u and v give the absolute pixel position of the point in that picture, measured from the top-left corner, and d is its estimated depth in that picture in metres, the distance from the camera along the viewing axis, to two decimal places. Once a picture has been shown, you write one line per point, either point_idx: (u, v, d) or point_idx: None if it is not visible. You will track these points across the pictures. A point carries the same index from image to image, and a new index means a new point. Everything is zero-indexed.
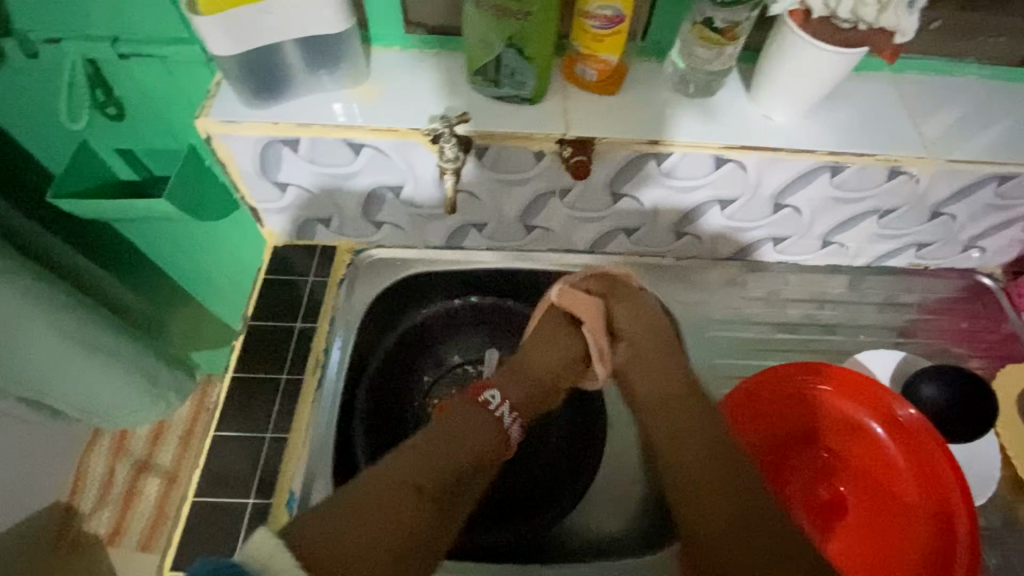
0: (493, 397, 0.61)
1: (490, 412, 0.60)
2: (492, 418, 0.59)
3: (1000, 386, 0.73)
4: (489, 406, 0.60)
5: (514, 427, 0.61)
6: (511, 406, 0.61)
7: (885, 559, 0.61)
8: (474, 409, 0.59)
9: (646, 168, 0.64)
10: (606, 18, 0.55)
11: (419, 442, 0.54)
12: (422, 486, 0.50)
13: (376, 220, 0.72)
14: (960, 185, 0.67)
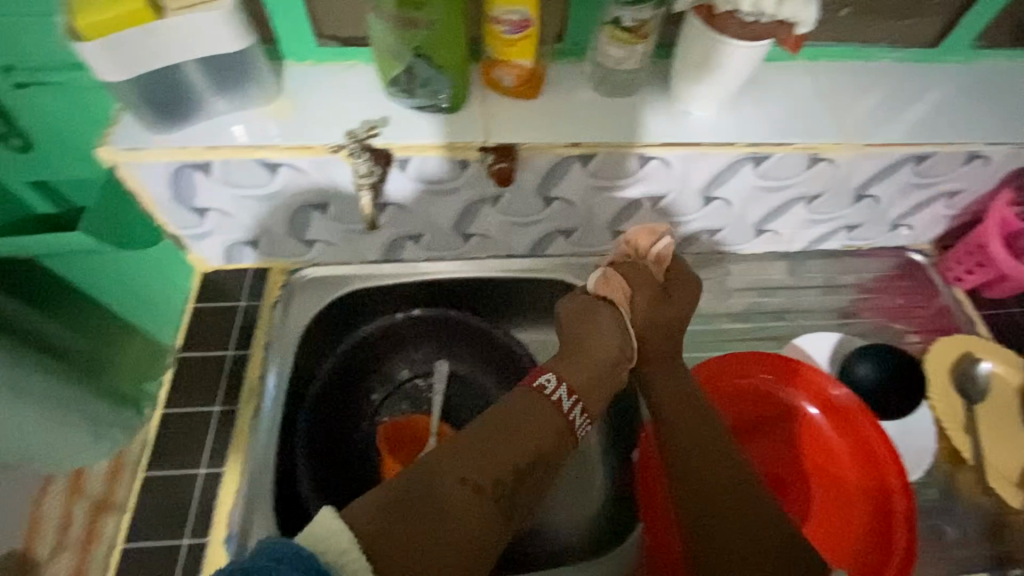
0: (547, 381, 0.55)
1: (546, 398, 0.53)
2: (548, 404, 0.53)
3: (932, 362, 0.72)
4: (543, 390, 0.54)
5: (575, 414, 0.54)
6: (569, 389, 0.55)
7: (826, 536, 0.63)
8: (532, 395, 0.53)
9: (572, 170, 0.63)
10: (513, 23, 0.54)
11: (474, 426, 0.50)
12: (482, 482, 0.46)
13: (307, 239, 0.70)
14: (878, 168, 0.68)
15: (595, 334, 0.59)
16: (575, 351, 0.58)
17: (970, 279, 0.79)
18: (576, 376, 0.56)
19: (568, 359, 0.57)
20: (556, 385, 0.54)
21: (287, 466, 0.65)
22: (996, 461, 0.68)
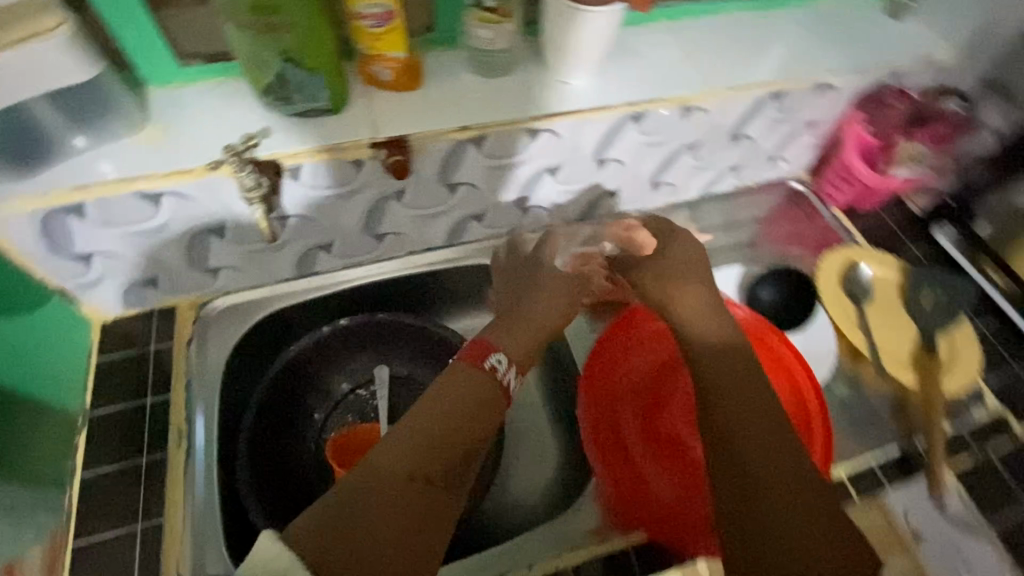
0: (496, 363, 0.59)
1: (491, 379, 0.57)
2: (492, 386, 0.57)
3: (823, 275, 0.81)
4: (492, 373, 0.58)
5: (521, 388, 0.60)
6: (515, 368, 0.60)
7: None
8: (474, 372, 0.57)
9: (468, 155, 0.64)
10: (376, 16, 0.54)
11: (423, 413, 0.53)
12: (430, 475, 0.49)
13: (210, 267, 0.67)
14: (745, 109, 0.74)
15: (538, 307, 0.67)
16: (524, 324, 0.65)
17: (842, 199, 0.88)
18: (521, 351, 0.63)
19: (519, 341, 0.63)
20: (504, 366, 0.59)
21: (233, 502, 0.64)
22: (897, 352, 0.76)
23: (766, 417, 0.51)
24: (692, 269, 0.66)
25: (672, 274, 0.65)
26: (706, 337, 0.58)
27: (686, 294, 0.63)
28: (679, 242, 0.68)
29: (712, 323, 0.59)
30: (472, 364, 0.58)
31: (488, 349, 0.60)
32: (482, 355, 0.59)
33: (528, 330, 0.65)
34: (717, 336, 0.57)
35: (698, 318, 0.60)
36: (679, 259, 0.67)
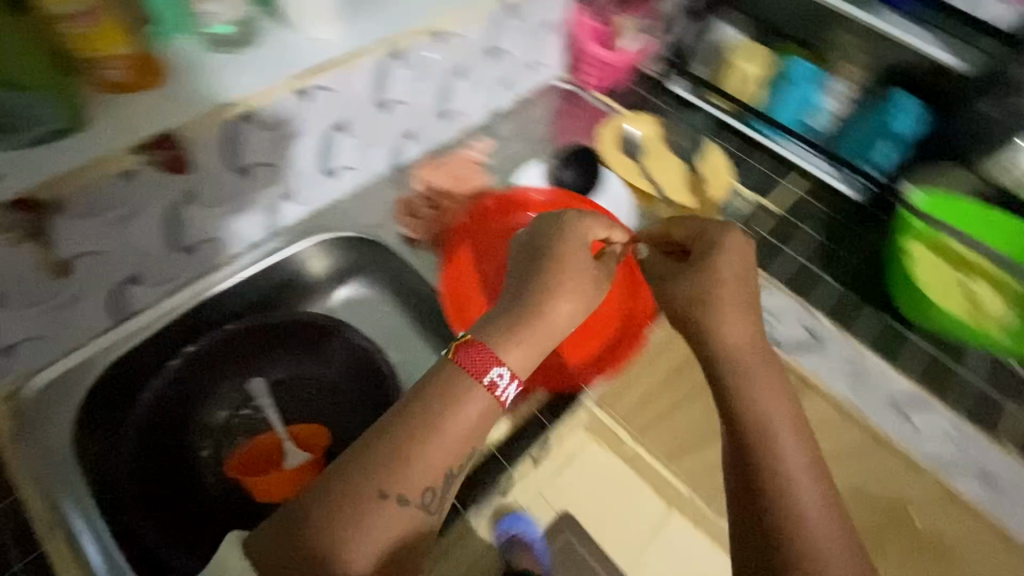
0: (497, 379, 0.57)
1: (496, 398, 0.57)
2: (493, 399, 0.57)
3: (603, 149, 0.94)
4: (493, 390, 0.57)
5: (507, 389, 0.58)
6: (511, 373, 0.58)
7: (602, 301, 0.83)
8: (462, 380, 0.56)
9: (247, 133, 0.64)
10: (77, 14, 0.51)
11: (388, 430, 0.55)
12: (383, 491, 0.53)
13: (8, 344, 0.63)
14: (491, 24, 0.81)
15: (562, 310, 0.61)
16: (541, 326, 0.60)
17: (595, 80, 0.99)
18: (524, 364, 0.59)
19: (529, 349, 0.59)
20: (507, 381, 0.58)
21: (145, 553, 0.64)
22: (671, 184, 0.91)
23: (793, 455, 0.53)
24: (743, 280, 0.59)
25: (744, 291, 0.59)
26: (738, 348, 0.57)
27: (725, 314, 0.58)
28: (733, 249, 0.60)
29: (746, 331, 0.58)
30: (474, 374, 0.56)
31: (489, 361, 0.57)
32: (484, 368, 0.57)
33: (542, 339, 0.60)
34: (737, 342, 0.58)
35: (741, 332, 0.58)
36: (733, 271, 0.59)
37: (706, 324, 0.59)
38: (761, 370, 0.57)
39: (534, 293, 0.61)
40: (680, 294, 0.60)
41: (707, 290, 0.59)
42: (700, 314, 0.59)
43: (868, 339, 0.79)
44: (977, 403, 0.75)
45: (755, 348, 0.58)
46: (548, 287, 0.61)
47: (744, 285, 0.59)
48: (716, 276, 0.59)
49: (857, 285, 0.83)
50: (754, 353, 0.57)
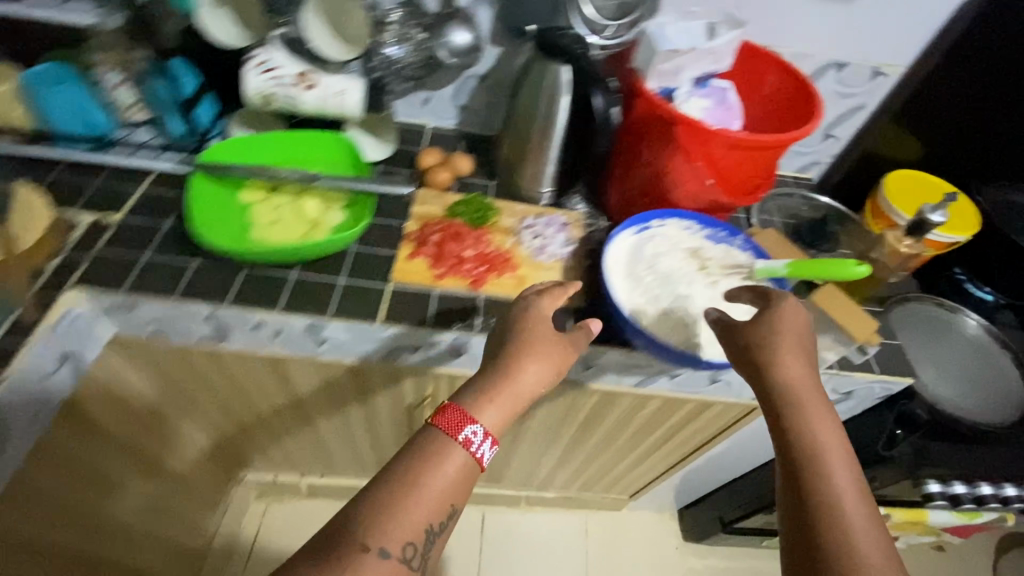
0: (471, 437, 0.61)
1: (472, 456, 0.61)
2: (468, 457, 0.60)
3: None
4: (470, 446, 0.60)
5: (484, 449, 0.62)
6: (487, 436, 0.62)
7: None
8: (450, 446, 0.60)
9: None
10: None
11: (386, 473, 0.58)
12: (365, 543, 0.53)
13: None
14: None
15: (532, 373, 0.67)
16: (515, 390, 0.65)
17: None
18: (497, 428, 0.63)
19: (499, 409, 0.64)
20: (481, 438, 0.61)
21: None
22: None
23: (836, 460, 0.58)
24: (800, 335, 0.65)
25: (805, 352, 0.65)
26: (794, 389, 0.62)
27: (785, 359, 0.63)
28: (788, 317, 0.66)
29: (806, 378, 0.63)
30: (450, 433, 0.60)
31: (462, 419, 0.61)
32: (461, 426, 0.61)
33: (516, 400, 0.65)
34: (797, 381, 0.62)
35: (799, 372, 0.63)
36: (788, 330, 0.65)
37: (767, 354, 0.63)
38: (813, 404, 0.61)
39: (501, 362, 0.67)
40: (763, 341, 0.64)
41: (768, 344, 0.64)
42: (765, 349, 0.64)
43: (240, 292, 0.77)
44: (349, 296, 0.79)
45: (804, 388, 0.62)
46: (521, 352, 0.67)
47: (799, 344, 0.65)
48: (768, 338, 0.64)
49: (220, 258, 0.79)
50: (809, 387, 0.62)
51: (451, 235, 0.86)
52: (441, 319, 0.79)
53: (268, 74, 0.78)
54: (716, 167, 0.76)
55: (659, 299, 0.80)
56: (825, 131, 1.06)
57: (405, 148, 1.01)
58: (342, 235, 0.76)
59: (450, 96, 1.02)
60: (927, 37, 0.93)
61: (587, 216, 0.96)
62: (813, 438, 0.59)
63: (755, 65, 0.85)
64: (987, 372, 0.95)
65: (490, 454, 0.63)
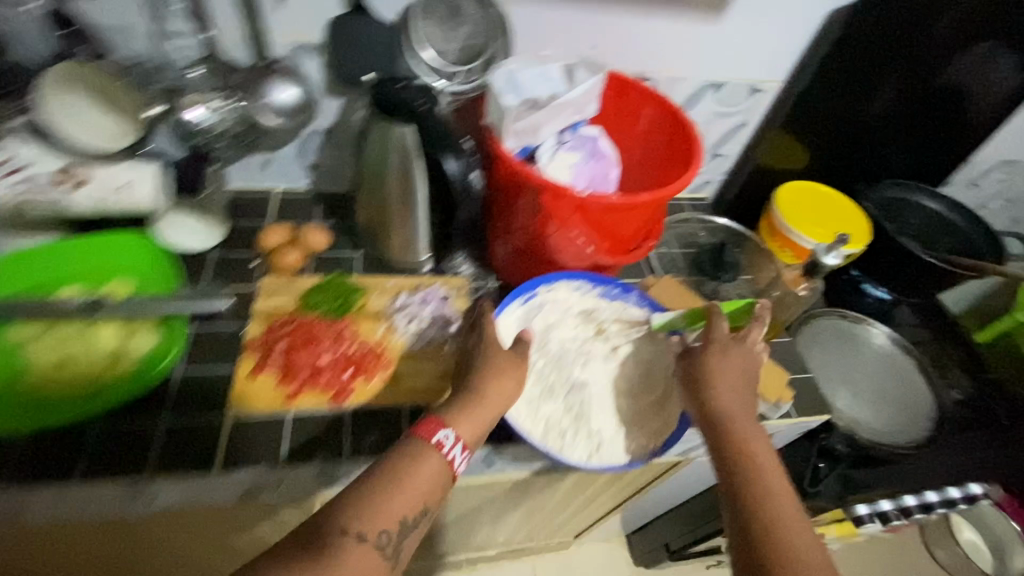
0: (444, 440, 0.56)
1: (445, 458, 0.56)
2: (442, 462, 0.55)
3: None
4: (442, 449, 0.56)
5: (461, 458, 0.57)
6: (464, 445, 0.58)
7: None
8: (431, 450, 0.56)
9: None
10: None
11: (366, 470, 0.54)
12: (347, 527, 0.49)
13: None
14: None
15: (504, 387, 0.63)
16: (487, 403, 0.61)
17: None
18: (474, 436, 0.59)
19: (476, 422, 0.59)
20: (453, 443, 0.57)
21: None
22: None
23: (772, 481, 0.55)
24: (741, 368, 0.64)
25: (745, 381, 0.64)
26: (735, 414, 0.60)
27: (720, 367, 0.63)
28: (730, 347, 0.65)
29: (744, 402, 0.62)
30: (423, 436, 0.56)
31: (438, 424, 0.57)
32: (433, 429, 0.57)
33: (489, 410, 0.61)
34: (738, 405, 0.61)
35: (740, 397, 0.62)
36: (728, 356, 0.64)
37: (710, 380, 0.62)
38: (755, 429, 0.59)
39: (473, 376, 0.63)
40: (707, 365, 0.63)
41: (710, 371, 0.63)
42: (708, 375, 0.63)
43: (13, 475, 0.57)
44: (174, 441, 0.62)
45: (746, 416, 0.61)
46: (491, 368, 0.63)
47: (738, 372, 0.64)
48: (712, 364, 0.63)
49: None
50: (748, 410, 0.61)
51: (304, 339, 0.71)
52: (297, 451, 0.64)
53: (13, 176, 0.63)
54: (597, 230, 0.67)
55: (557, 386, 0.69)
56: (713, 151, 1.01)
57: (246, 224, 0.84)
58: (153, 375, 0.61)
59: (295, 155, 0.85)
60: (798, 49, 0.89)
61: (474, 280, 0.84)
62: (750, 461, 0.56)
63: (626, 103, 0.78)
64: (896, 387, 0.93)
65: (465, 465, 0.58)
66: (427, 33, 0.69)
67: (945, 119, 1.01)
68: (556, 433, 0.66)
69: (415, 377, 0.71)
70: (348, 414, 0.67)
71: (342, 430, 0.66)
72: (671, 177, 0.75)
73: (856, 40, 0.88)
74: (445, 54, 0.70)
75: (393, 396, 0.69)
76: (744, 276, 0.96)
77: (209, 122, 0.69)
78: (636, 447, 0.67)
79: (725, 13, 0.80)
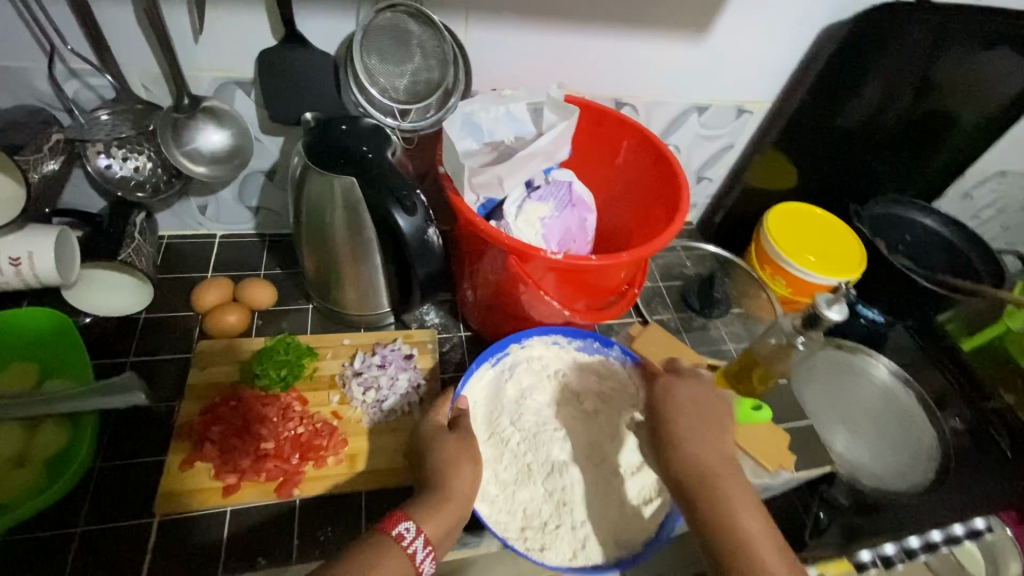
0: (405, 532, 0.48)
1: (406, 554, 0.46)
2: (405, 560, 0.46)
3: None
4: (402, 543, 0.47)
5: (427, 562, 0.48)
6: (430, 540, 0.49)
7: None
8: (395, 548, 0.47)
9: None
10: None
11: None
12: None
13: None
14: None
15: (467, 475, 0.55)
16: (453, 497, 0.53)
17: None
18: (440, 532, 0.50)
19: (444, 516, 0.51)
20: (416, 535, 0.48)
21: None
22: None
23: (764, 554, 0.46)
24: (711, 405, 0.56)
25: (716, 430, 0.54)
26: (711, 473, 0.50)
27: (685, 407, 0.55)
28: (688, 394, 0.57)
29: (719, 456, 0.52)
30: (381, 528, 0.48)
31: (400, 516, 0.49)
32: (393, 520, 0.49)
33: (455, 502, 0.53)
34: (712, 461, 0.51)
35: (712, 449, 0.53)
36: (688, 407, 0.56)
37: (673, 438, 0.53)
38: (737, 487, 0.50)
39: (440, 462, 0.55)
40: (668, 423, 0.54)
41: (673, 427, 0.54)
42: (671, 432, 0.54)
43: None
44: (91, 558, 0.53)
45: (726, 470, 0.51)
46: (457, 448, 0.57)
47: (704, 422, 0.55)
48: (674, 420, 0.55)
49: None
50: (725, 465, 0.51)
51: (241, 423, 0.61)
52: (239, 556, 0.55)
53: None
54: (573, 285, 0.61)
55: (533, 468, 0.62)
56: (696, 175, 0.94)
57: (182, 279, 0.74)
58: (70, 475, 0.52)
59: (235, 198, 0.76)
60: (789, 68, 0.82)
61: (441, 330, 0.77)
62: (734, 534, 0.47)
63: (604, 130, 0.70)
64: (898, 423, 0.86)
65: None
66: (368, 65, 0.61)
67: (939, 138, 0.93)
68: (536, 526, 0.59)
69: (375, 456, 0.63)
70: (298, 505, 0.59)
71: (292, 527, 0.57)
72: (654, 217, 0.68)
73: (855, 56, 0.79)
74: (391, 89, 0.63)
75: (350, 480, 0.61)
76: (732, 309, 0.90)
77: (123, 172, 0.63)
78: (629, 533, 0.59)
79: (709, 34, 0.73)
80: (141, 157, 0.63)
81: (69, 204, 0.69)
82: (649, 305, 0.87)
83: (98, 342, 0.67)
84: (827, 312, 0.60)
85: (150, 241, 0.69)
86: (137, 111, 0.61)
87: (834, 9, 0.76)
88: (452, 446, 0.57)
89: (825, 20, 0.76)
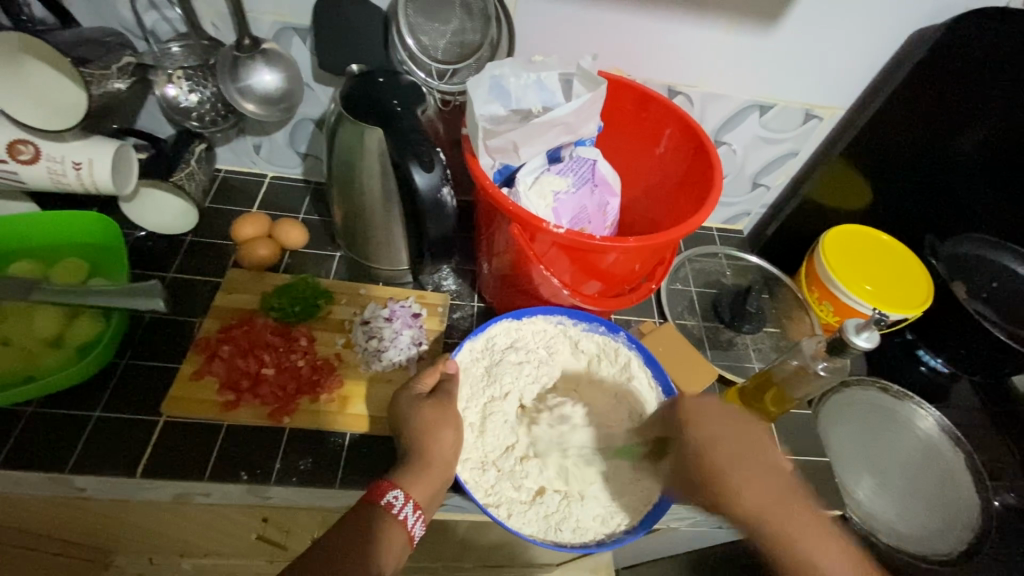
0: (394, 500, 0.51)
1: (397, 521, 0.50)
2: (392, 524, 0.50)
3: None
4: (392, 511, 0.50)
5: (419, 524, 0.51)
6: (417, 502, 0.52)
7: None
8: (387, 517, 0.50)
9: None
10: None
11: (324, 544, 0.47)
12: None
13: None
14: None
15: (446, 440, 0.56)
16: (435, 462, 0.54)
17: None
18: (429, 494, 0.53)
19: (431, 477, 0.53)
20: (405, 501, 0.51)
21: None
22: None
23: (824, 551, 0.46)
24: (741, 445, 0.52)
25: (752, 450, 0.52)
26: (766, 510, 0.48)
27: (725, 460, 0.51)
28: (711, 417, 0.54)
29: (774, 489, 0.49)
30: (373, 498, 0.51)
31: (389, 489, 0.51)
32: (382, 489, 0.52)
33: (439, 470, 0.54)
34: (765, 498, 0.49)
35: (761, 484, 0.50)
36: (726, 435, 0.52)
37: (716, 479, 0.50)
38: (796, 520, 0.48)
39: (414, 428, 0.56)
40: (709, 462, 0.51)
41: (710, 464, 0.51)
42: (711, 471, 0.51)
43: None
44: (103, 439, 0.59)
45: (777, 503, 0.49)
46: (432, 417, 0.57)
47: (741, 451, 0.52)
48: (714, 459, 0.51)
49: None
50: (776, 492, 0.49)
51: (248, 345, 0.65)
52: (226, 467, 0.59)
53: None
54: (579, 267, 0.60)
55: (520, 437, 0.62)
56: (752, 180, 0.88)
57: (229, 211, 0.80)
58: (87, 363, 0.58)
59: (287, 142, 0.80)
60: (869, 75, 0.75)
61: (455, 296, 0.77)
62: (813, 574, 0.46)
63: (647, 117, 0.67)
64: (939, 481, 0.76)
65: (420, 530, 0.52)
66: (413, 22, 0.63)
67: None
68: (515, 499, 0.58)
69: (365, 401, 0.65)
70: (287, 432, 0.62)
71: (279, 448, 0.61)
72: (683, 209, 0.66)
73: (951, 70, 0.70)
74: (432, 48, 0.65)
75: (338, 420, 0.63)
76: (767, 327, 0.84)
77: (187, 102, 0.69)
78: (613, 518, 0.58)
79: (778, 26, 0.68)
80: (204, 91, 0.68)
81: (144, 127, 0.75)
82: (676, 308, 0.83)
83: (146, 255, 0.73)
84: (855, 339, 0.57)
85: (207, 171, 0.75)
86: (203, 46, 0.66)
87: (930, 9, 0.68)
88: (434, 410, 0.57)
89: (920, 21, 0.69)
